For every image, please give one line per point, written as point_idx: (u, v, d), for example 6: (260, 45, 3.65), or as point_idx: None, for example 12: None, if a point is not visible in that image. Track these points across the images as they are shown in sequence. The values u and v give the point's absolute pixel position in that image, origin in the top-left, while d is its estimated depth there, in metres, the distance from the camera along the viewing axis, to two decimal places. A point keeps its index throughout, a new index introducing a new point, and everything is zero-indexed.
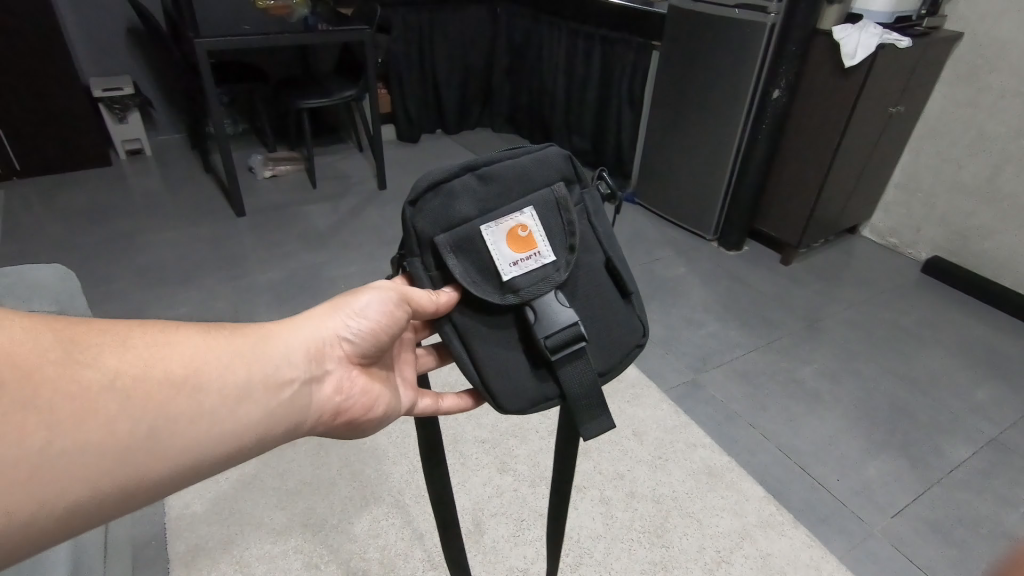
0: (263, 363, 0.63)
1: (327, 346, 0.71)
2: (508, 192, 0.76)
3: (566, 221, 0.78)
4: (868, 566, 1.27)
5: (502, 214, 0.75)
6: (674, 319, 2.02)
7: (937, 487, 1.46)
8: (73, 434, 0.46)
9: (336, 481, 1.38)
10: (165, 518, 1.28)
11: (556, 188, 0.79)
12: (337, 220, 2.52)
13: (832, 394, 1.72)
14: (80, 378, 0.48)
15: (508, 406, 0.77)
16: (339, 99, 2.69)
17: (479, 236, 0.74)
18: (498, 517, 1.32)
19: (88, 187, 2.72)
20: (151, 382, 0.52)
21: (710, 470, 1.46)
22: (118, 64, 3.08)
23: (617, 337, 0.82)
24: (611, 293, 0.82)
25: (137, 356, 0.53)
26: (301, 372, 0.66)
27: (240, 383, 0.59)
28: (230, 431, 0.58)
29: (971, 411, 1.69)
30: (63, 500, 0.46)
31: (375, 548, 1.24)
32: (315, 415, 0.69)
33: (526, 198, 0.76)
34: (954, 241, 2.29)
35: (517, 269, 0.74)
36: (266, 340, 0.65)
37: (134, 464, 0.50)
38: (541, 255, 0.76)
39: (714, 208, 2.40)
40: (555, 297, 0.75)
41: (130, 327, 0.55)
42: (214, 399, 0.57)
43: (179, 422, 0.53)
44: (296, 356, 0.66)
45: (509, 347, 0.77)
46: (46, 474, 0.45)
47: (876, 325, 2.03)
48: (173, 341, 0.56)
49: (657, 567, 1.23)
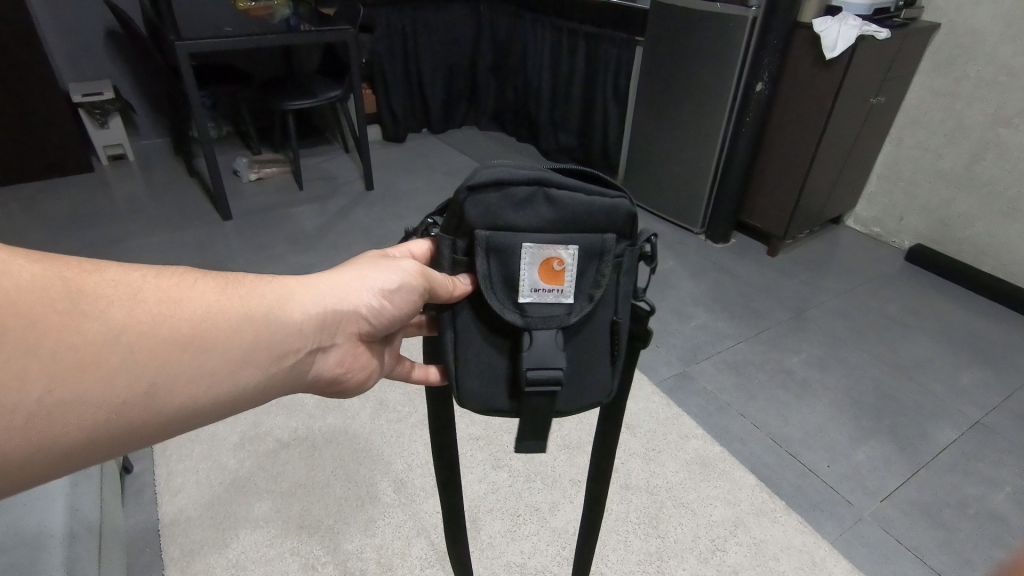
0: (273, 328, 0.60)
1: (345, 317, 0.68)
2: (567, 221, 0.71)
3: (600, 273, 0.73)
4: (859, 548, 1.29)
5: (549, 241, 0.71)
6: (664, 312, 2.03)
7: (924, 470, 1.49)
8: (71, 386, 0.46)
9: (331, 482, 1.38)
10: (159, 524, 1.27)
11: (608, 241, 0.72)
12: (324, 221, 2.51)
13: (820, 382, 1.75)
14: (83, 331, 0.47)
15: (465, 401, 0.76)
16: (324, 100, 2.68)
17: (516, 252, 0.70)
18: (494, 513, 1.32)
19: (71, 193, 2.69)
20: (156, 340, 0.51)
21: (702, 460, 1.47)
22: (98, 70, 3.05)
23: (588, 385, 0.79)
24: (602, 349, 0.79)
25: (146, 310, 0.51)
26: (309, 342, 0.64)
27: (245, 348, 0.58)
28: (228, 394, 0.57)
29: (956, 395, 1.73)
30: (55, 446, 0.47)
31: (371, 548, 1.24)
32: (312, 380, 0.68)
33: (580, 236, 0.72)
34: (937, 229, 2.33)
35: (534, 296, 0.72)
36: (283, 303, 0.62)
37: (130, 416, 0.50)
38: (562, 293, 0.73)
39: (700, 202, 2.42)
40: (554, 337, 0.73)
41: (143, 279, 0.53)
42: (216, 361, 0.55)
43: (177, 384, 0.52)
44: (308, 324, 0.64)
45: (498, 353, 0.76)
46: (43, 421, 0.45)
47: (862, 313, 2.06)
48: (185, 298, 0.54)
49: (653, 558, 1.24)
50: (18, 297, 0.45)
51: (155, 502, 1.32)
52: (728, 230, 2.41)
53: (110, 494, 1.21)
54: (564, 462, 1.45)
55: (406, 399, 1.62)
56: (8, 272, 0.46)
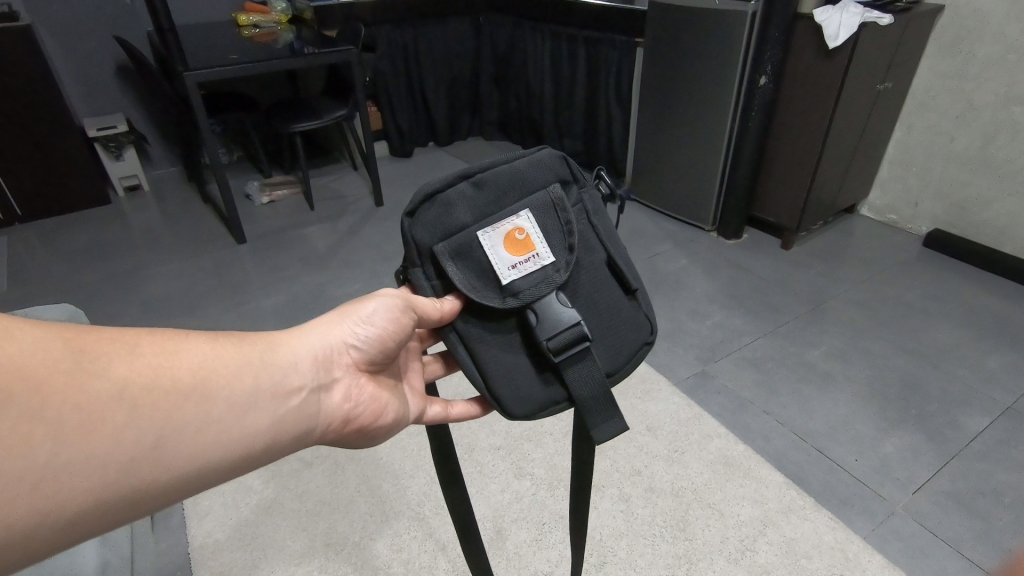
0: (270, 371, 0.62)
1: (336, 354, 0.71)
2: (505, 197, 0.75)
3: (564, 221, 0.77)
4: (893, 543, 1.26)
5: (499, 218, 0.74)
6: (678, 312, 2.02)
7: (956, 460, 1.46)
8: (78, 446, 0.46)
9: (356, 498, 1.39)
10: (189, 549, 1.28)
11: (552, 189, 0.78)
12: (336, 240, 2.54)
13: (843, 374, 1.72)
14: (88, 389, 0.48)
15: (514, 411, 0.77)
16: (330, 119, 2.71)
17: (476, 242, 0.73)
18: (520, 522, 1.32)
19: (90, 225, 2.75)
20: (158, 391, 0.52)
21: (726, 460, 1.45)
22: (111, 104, 3.12)
23: (624, 334, 0.81)
24: (615, 293, 0.81)
25: (146, 363, 0.53)
26: (308, 382, 0.66)
27: (249, 392, 0.59)
28: (237, 441, 0.57)
29: (984, 381, 1.69)
30: (63, 513, 0.46)
31: (399, 562, 1.24)
32: (324, 424, 0.69)
33: (523, 202, 0.75)
34: (953, 213, 2.29)
35: (516, 272, 0.73)
36: (274, 348, 0.65)
37: (140, 474, 0.50)
38: (540, 257, 0.75)
39: (709, 199, 2.41)
40: (556, 298, 0.74)
41: (139, 335, 0.55)
42: (222, 408, 0.56)
43: (184, 435, 0.53)
44: (305, 364, 0.66)
45: (512, 351, 0.77)
46: (49, 486, 0.45)
47: (881, 302, 2.03)
48: (182, 349, 0.56)
49: (682, 561, 1.23)
50: (18, 357, 0.45)
51: (183, 527, 1.33)
52: (739, 227, 2.39)
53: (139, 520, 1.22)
54: None
55: None
56: (9, 336, 0.46)
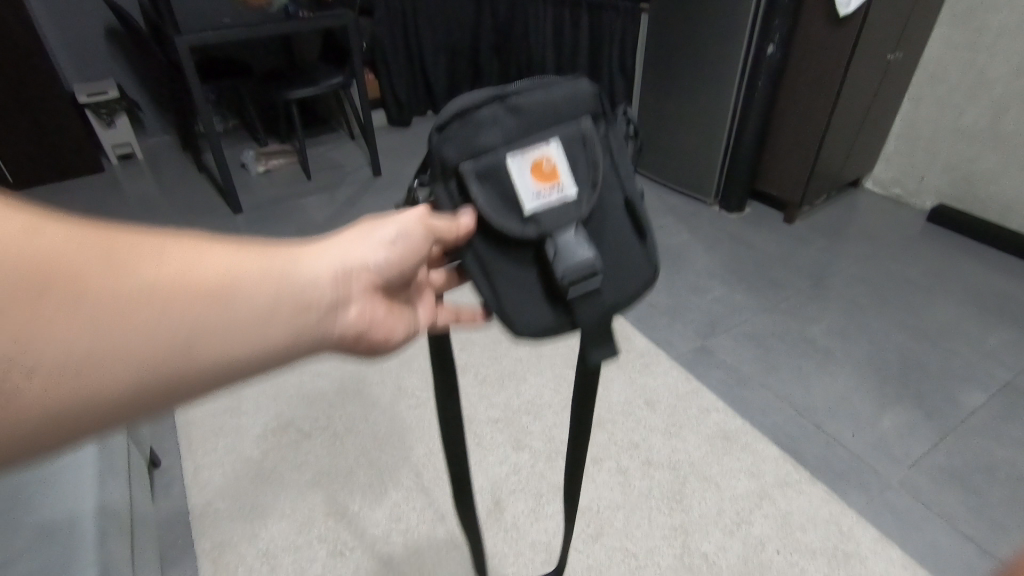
0: (302, 282, 0.55)
1: (359, 271, 0.63)
2: (538, 122, 0.71)
3: (591, 159, 0.73)
4: (888, 517, 1.28)
5: (531, 144, 0.71)
6: (679, 287, 2.00)
7: (952, 435, 1.46)
8: (108, 339, 0.42)
9: (355, 469, 1.40)
10: (189, 517, 1.30)
11: (583, 123, 0.73)
12: (334, 211, 2.51)
13: (842, 350, 1.72)
14: (116, 281, 0.43)
15: (520, 331, 0.76)
16: (327, 87, 2.65)
17: (505, 167, 0.70)
18: (517, 493, 1.33)
19: (86, 195, 2.72)
20: (164, 284, 0.45)
21: (724, 433, 1.46)
22: (101, 69, 3.05)
23: (628, 270, 0.79)
24: (626, 233, 0.79)
25: (176, 260, 0.47)
26: (327, 298, 0.58)
27: (281, 301, 0.53)
28: (271, 347, 0.52)
29: (983, 358, 1.69)
30: (96, 402, 0.43)
31: (397, 532, 1.26)
32: (345, 340, 0.63)
33: (555, 131, 0.72)
34: (960, 187, 2.26)
35: (539, 201, 0.71)
36: (298, 256, 0.58)
37: (174, 371, 0.46)
38: (563, 188, 0.72)
39: (713, 172, 2.37)
40: (574, 233, 0.72)
41: (169, 233, 0.49)
42: (255, 313, 0.50)
43: (183, 338, 0.46)
44: (334, 277, 0.59)
45: (526, 276, 0.75)
46: (80, 375, 0.41)
47: (883, 278, 2.01)
48: (212, 249, 0.50)
49: (678, 532, 1.25)
50: (14, 233, 0.40)
51: (183, 495, 1.35)
52: (742, 199, 2.36)
53: (140, 490, 1.23)
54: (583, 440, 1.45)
55: (424, 384, 1.62)
56: (31, 226, 0.41)
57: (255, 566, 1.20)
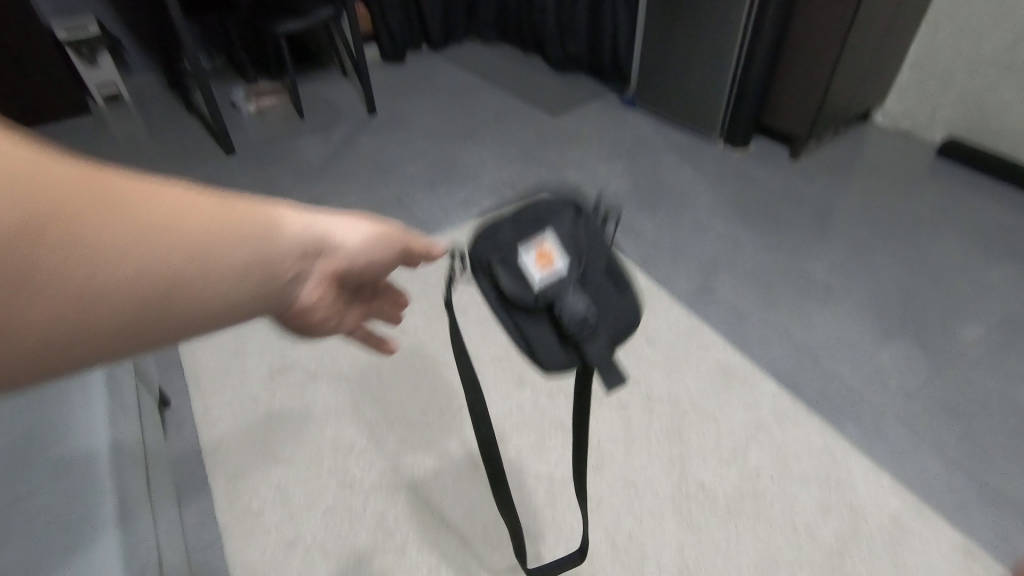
0: (282, 246, 0.50)
1: (333, 248, 0.57)
2: (524, 214, 0.73)
3: (573, 230, 0.73)
4: (880, 447, 1.32)
5: (522, 236, 0.72)
6: (681, 225, 1.98)
7: (948, 368, 1.48)
8: (63, 288, 0.37)
9: (361, 406, 1.43)
10: (203, 453, 1.34)
11: (559, 201, 0.73)
12: (329, 151, 2.45)
13: (843, 287, 1.72)
14: (80, 225, 0.38)
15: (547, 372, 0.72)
16: (317, 20, 2.53)
17: (501, 260, 0.72)
18: (521, 428, 1.37)
19: (74, 137, 2.65)
20: (135, 233, 0.40)
21: (724, 369, 1.48)
22: (78, 3, 2.90)
23: (628, 313, 0.75)
24: (618, 284, 0.75)
25: (152, 207, 0.41)
26: (301, 265, 0.53)
27: (259, 265, 0.48)
28: (237, 310, 0.49)
29: (984, 292, 1.69)
30: (45, 349, 0.39)
31: (405, 466, 1.30)
32: (299, 314, 0.57)
33: (540, 217, 0.73)
34: (973, 120, 2.19)
35: (537, 278, 0.71)
36: (284, 207, 0.52)
37: (137, 329, 0.42)
38: (554, 259, 0.71)
39: (718, 107, 2.29)
40: (570, 293, 0.70)
41: (144, 175, 0.43)
42: (231, 277, 0.46)
43: (155, 284, 0.41)
44: (312, 246, 0.54)
45: (541, 339, 0.72)
46: (31, 322, 0.37)
47: (889, 215, 1.99)
48: (188, 200, 0.44)
49: (677, 463, 1.29)
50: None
51: (195, 433, 1.39)
52: (748, 134, 2.30)
53: (153, 429, 1.26)
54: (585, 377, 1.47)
55: (427, 324, 1.63)
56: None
57: (270, 498, 1.25)
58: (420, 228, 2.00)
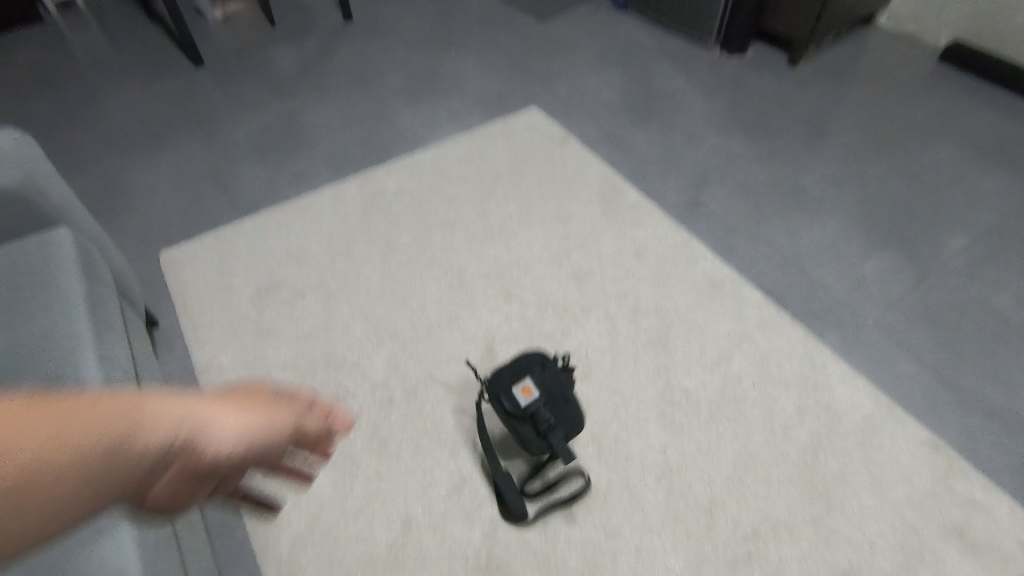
0: (123, 443, 0.48)
1: (205, 442, 0.51)
2: (514, 366, 1.18)
3: (541, 371, 1.17)
4: (859, 353, 1.36)
5: (512, 376, 1.16)
6: (673, 136, 1.92)
7: (930, 277, 1.50)
8: None
9: (351, 322, 1.43)
10: (196, 370, 1.36)
11: (534, 357, 1.20)
12: (304, 61, 2.31)
13: (834, 198, 1.70)
14: None
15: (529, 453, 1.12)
16: None
17: (501, 391, 1.15)
18: (509, 341, 1.38)
19: (28, 46, 2.47)
20: None
21: (711, 281, 1.49)
22: None
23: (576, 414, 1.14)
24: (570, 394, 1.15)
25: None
26: (150, 463, 0.49)
27: (82, 464, 0.46)
28: (65, 512, 0.46)
29: (973, 202, 1.68)
30: None
31: (397, 378, 1.33)
32: (157, 507, 0.52)
33: (524, 363, 1.18)
34: (981, 21, 2.09)
35: (521, 400, 1.13)
36: (154, 401, 0.50)
37: None
38: (531, 391, 1.14)
39: (716, 9, 2.16)
40: (539, 406, 1.12)
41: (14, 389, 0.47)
42: (52, 474, 0.45)
43: (1, 482, 0.43)
44: (164, 442, 0.49)
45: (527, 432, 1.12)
46: None
47: (885, 124, 1.94)
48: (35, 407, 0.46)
49: (662, 371, 1.32)
50: None
51: (187, 352, 1.40)
52: (746, 39, 2.19)
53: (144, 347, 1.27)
54: (574, 291, 1.48)
55: (414, 241, 1.61)
56: None
57: None
58: (403, 142, 1.93)
